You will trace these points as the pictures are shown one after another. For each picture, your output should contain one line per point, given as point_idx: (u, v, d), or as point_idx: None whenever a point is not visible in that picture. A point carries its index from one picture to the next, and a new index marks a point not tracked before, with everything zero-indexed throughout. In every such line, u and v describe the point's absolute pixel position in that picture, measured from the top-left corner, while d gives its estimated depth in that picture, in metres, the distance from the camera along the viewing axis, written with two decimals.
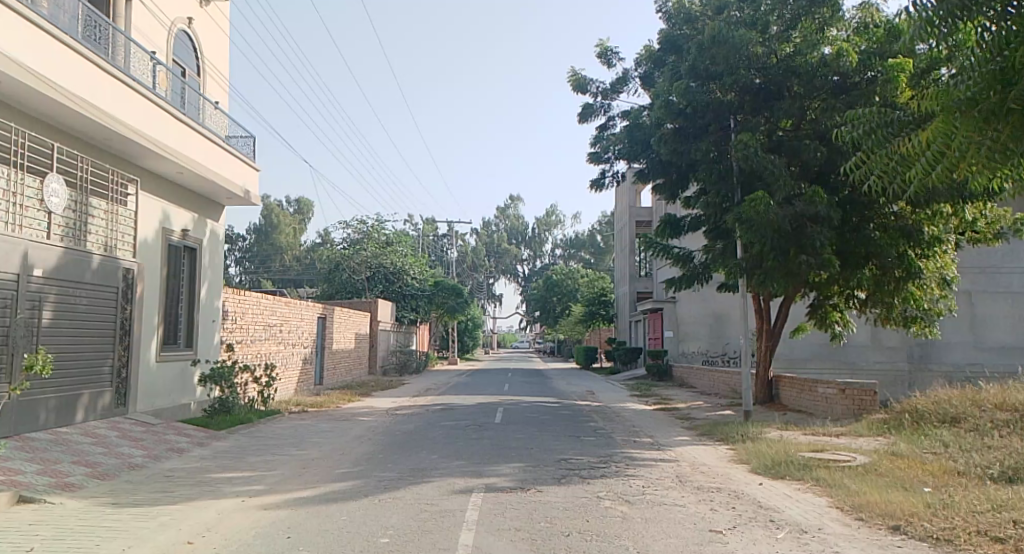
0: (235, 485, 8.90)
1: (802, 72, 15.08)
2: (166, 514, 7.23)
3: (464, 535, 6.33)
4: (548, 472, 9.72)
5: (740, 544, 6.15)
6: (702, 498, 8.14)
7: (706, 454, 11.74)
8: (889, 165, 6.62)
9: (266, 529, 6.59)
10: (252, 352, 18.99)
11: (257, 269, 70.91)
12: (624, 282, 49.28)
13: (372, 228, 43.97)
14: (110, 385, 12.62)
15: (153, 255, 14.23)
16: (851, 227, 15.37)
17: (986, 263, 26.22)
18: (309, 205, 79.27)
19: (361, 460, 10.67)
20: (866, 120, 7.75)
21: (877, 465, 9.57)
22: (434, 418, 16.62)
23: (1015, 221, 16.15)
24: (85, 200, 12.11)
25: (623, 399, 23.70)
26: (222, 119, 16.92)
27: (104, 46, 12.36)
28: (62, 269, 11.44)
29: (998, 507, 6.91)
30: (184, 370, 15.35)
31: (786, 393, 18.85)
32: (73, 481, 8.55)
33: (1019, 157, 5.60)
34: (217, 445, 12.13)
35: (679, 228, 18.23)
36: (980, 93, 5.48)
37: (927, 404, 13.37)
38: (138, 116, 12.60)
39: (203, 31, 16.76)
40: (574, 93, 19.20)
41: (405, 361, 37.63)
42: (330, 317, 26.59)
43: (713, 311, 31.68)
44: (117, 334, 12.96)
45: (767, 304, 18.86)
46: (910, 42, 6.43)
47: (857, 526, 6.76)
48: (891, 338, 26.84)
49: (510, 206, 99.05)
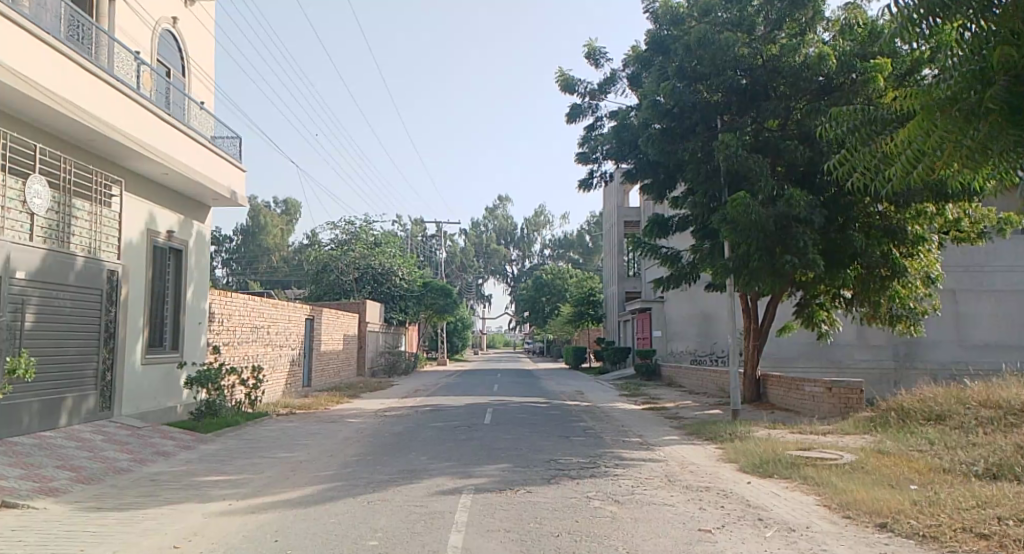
0: (221, 488, 8.85)
1: (787, 73, 15.19)
2: (151, 518, 7.16)
3: (454, 536, 6.32)
4: (536, 473, 9.70)
5: (729, 543, 6.18)
6: (691, 498, 8.18)
7: (695, 453, 11.83)
8: (872, 163, 6.63)
9: (254, 533, 6.56)
10: (240, 354, 18.87)
11: (244, 269, 70.56)
12: (612, 283, 49.39)
13: (361, 228, 43.83)
14: (94, 388, 12.49)
15: (138, 257, 14.10)
16: (837, 227, 15.43)
17: (972, 262, 26.48)
18: (297, 206, 79.05)
19: (349, 463, 10.59)
20: (851, 119, 7.81)
21: (863, 463, 9.63)
22: (423, 419, 16.55)
23: (998, 221, 16.33)
24: (68, 201, 11.97)
25: (612, 398, 23.75)
26: (207, 119, 16.79)
27: (87, 46, 12.24)
28: (44, 271, 11.30)
29: (982, 504, 6.97)
30: (170, 372, 15.21)
31: (774, 392, 18.92)
32: (58, 486, 8.45)
33: (1002, 155, 5.65)
34: (204, 448, 12.03)
35: (666, 228, 18.29)
36: (960, 92, 5.52)
37: (913, 401, 13.49)
38: (124, 117, 12.52)
39: (188, 30, 16.64)
40: (563, 92, 19.22)
41: (395, 362, 37.62)
42: (318, 319, 26.45)
43: (701, 311, 31.87)
44: (102, 337, 12.83)
45: (755, 304, 18.93)
46: (894, 43, 6.43)
47: (845, 524, 6.80)
48: (877, 336, 27.12)
49: (499, 207, 99.02)
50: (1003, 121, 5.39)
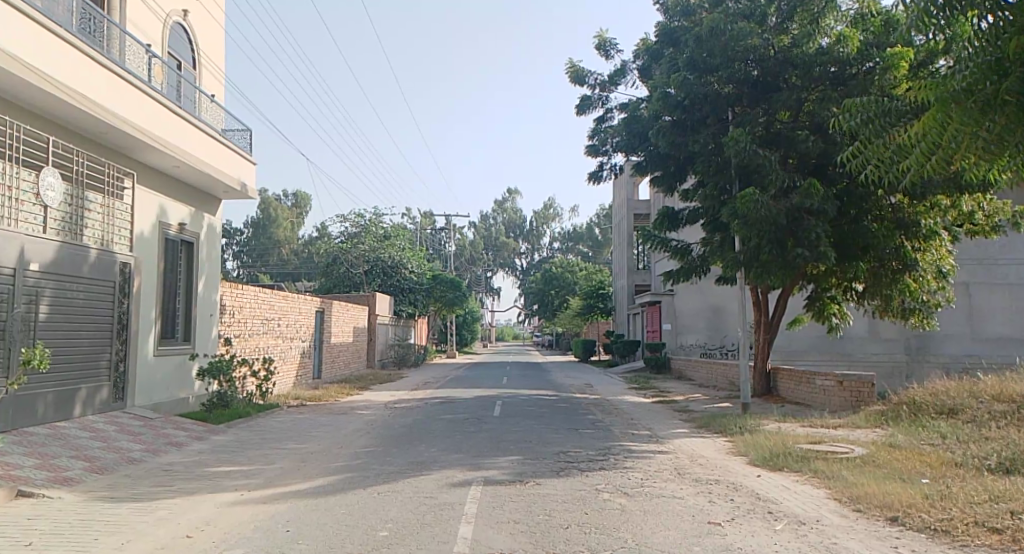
0: (234, 478, 8.92)
1: (799, 63, 15.11)
2: (165, 508, 7.24)
3: (463, 528, 6.34)
4: (546, 465, 9.73)
5: (739, 536, 6.17)
6: (700, 491, 8.16)
7: (704, 446, 11.78)
8: (886, 156, 6.52)
9: (265, 523, 6.61)
10: (251, 346, 18.97)
11: (254, 262, 70.83)
12: (622, 276, 49.29)
13: (371, 221, 43.81)
14: (107, 380, 12.60)
15: (150, 249, 14.19)
16: (849, 219, 15.32)
17: (984, 255, 26.26)
18: (307, 199, 79.39)
19: (359, 454, 10.64)
20: (863, 110, 7.76)
21: (874, 457, 9.58)
22: (432, 411, 16.59)
23: (1014, 214, 16.12)
24: (81, 193, 12.07)
25: (622, 391, 23.70)
26: (218, 112, 16.87)
27: (99, 38, 12.27)
28: (58, 263, 11.39)
29: (995, 499, 6.92)
30: (181, 363, 15.31)
31: (784, 385, 18.85)
32: (72, 476, 8.53)
33: (1017, 148, 5.59)
34: (216, 439, 12.13)
35: (677, 221, 18.26)
36: (976, 83, 5.45)
37: (926, 395, 13.41)
38: (136, 109, 12.58)
39: (199, 24, 16.69)
40: (573, 84, 19.16)
41: (404, 355, 37.73)
42: (328, 312, 26.55)
43: (711, 304, 31.72)
44: (115, 329, 12.93)
45: (765, 297, 18.85)
46: (908, 34, 6.35)
47: (855, 518, 6.78)
48: (888, 329, 26.95)
49: (509, 200, 99.11)
50: (1018, 112, 5.32)
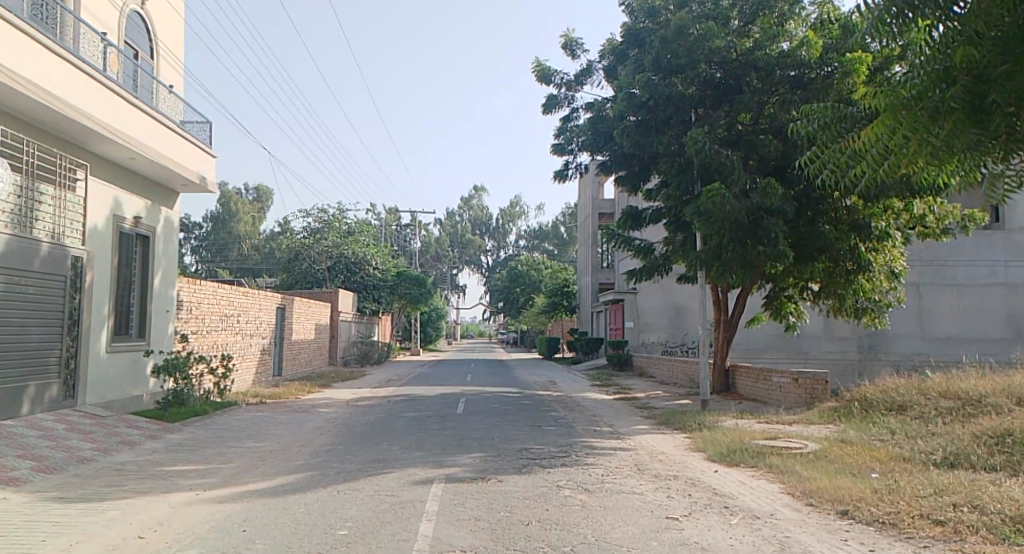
0: (189, 477, 8.75)
1: (761, 67, 15.44)
2: (117, 508, 7.08)
3: (423, 525, 6.32)
4: (508, 462, 9.75)
5: (696, 530, 6.28)
6: (659, 486, 8.28)
7: (663, 442, 11.95)
8: (840, 159, 6.65)
9: (221, 522, 6.51)
10: (209, 342, 18.64)
11: (213, 257, 69.47)
12: (586, 274, 49.57)
13: (334, 217, 43.30)
14: (57, 377, 12.25)
15: (104, 242, 13.83)
16: (806, 220, 15.64)
17: (936, 256, 27.04)
18: (269, 193, 78.14)
19: (319, 452, 10.53)
20: (821, 116, 7.95)
21: (827, 452, 9.82)
22: (395, 408, 16.53)
23: (963, 217, 16.64)
24: (32, 185, 11.71)
25: (585, 388, 23.85)
26: (177, 103, 16.51)
27: (51, 26, 11.91)
28: (7, 256, 11.04)
29: (940, 492, 7.17)
30: (135, 360, 14.95)
31: (742, 382, 19.18)
32: (19, 476, 8.28)
33: (962, 154, 5.77)
34: (172, 438, 11.89)
35: (640, 220, 18.43)
36: (925, 91, 5.58)
37: (877, 392, 13.80)
38: (90, 99, 12.25)
39: (157, 13, 16.30)
40: (539, 83, 19.21)
41: (368, 352, 37.38)
42: (289, 308, 26.19)
43: (673, 303, 32.14)
44: (65, 324, 12.58)
45: (725, 296, 19.15)
46: (864, 40, 6.51)
47: (808, 512, 6.94)
48: (843, 328, 27.61)
49: (475, 197, 98.92)
50: (963, 120, 5.50)
